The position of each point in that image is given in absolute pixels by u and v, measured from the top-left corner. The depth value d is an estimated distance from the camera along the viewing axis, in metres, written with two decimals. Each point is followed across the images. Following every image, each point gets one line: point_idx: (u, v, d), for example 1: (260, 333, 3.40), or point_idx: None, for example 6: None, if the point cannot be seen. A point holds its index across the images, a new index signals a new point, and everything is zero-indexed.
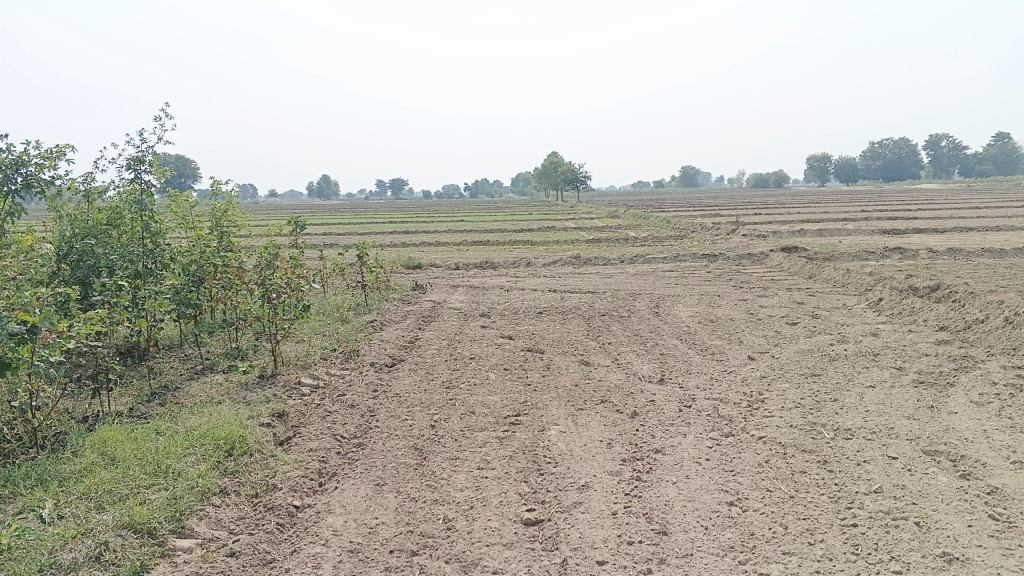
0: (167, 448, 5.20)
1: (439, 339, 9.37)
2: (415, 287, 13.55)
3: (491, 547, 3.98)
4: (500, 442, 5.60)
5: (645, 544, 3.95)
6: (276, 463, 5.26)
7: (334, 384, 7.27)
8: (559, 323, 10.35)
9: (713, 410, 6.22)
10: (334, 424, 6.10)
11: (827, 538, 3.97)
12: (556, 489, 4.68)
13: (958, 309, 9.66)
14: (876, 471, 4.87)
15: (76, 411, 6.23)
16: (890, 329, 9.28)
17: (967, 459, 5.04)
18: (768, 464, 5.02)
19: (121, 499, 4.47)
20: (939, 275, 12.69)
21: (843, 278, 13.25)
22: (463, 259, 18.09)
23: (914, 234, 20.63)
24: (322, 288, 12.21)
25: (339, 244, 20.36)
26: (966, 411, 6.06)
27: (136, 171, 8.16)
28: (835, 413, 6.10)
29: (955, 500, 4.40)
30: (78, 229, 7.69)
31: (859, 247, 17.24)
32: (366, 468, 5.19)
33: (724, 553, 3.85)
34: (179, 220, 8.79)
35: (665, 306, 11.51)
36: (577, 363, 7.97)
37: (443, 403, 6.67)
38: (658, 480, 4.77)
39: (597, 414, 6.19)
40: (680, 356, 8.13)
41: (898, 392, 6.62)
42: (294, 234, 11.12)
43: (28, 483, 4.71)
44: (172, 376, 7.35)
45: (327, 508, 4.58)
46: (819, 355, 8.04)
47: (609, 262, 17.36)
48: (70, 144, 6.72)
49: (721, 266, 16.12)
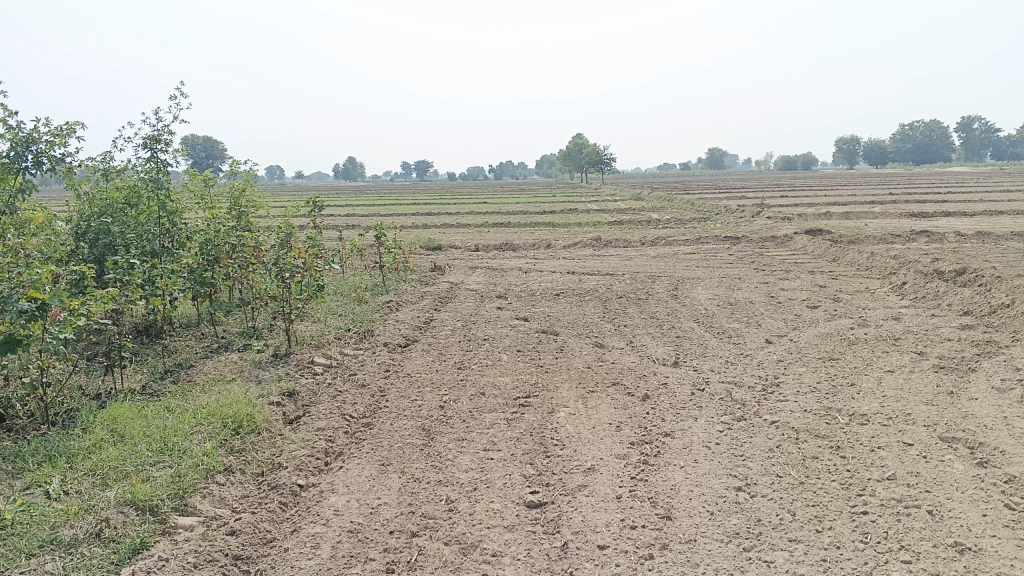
0: (175, 425, 5.20)
1: (454, 320, 9.33)
2: (434, 269, 13.52)
3: (492, 530, 3.93)
4: (508, 424, 5.54)
5: (648, 529, 3.88)
6: (283, 441, 5.25)
7: (347, 363, 7.27)
8: (576, 305, 10.28)
9: (727, 393, 6.12)
10: (343, 404, 6.08)
11: (836, 526, 3.88)
12: (561, 472, 4.63)
13: (984, 293, 9.43)
14: (890, 457, 4.76)
15: (88, 388, 6.26)
16: (913, 313, 9.11)
17: (986, 446, 4.91)
18: (778, 449, 4.92)
19: (125, 476, 4.48)
20: (967, 258, 12.44)
21: (867, 261, 13.03)
22: (484, 241, 18.02)
23: (942, 217, 20.22)
24: (340, 269, 12.18)
25: (360, 225, 20.40)
26: (987, 397, 5.91)
27: (152, 150, 8.15)
28: (851, 397, 5.99)
29: (970, 489, 4.29)
30: (96, 207, 7.72)
31: (884, 230, 16.97)
32: (372, 448, 5.17)
33: (729, 539, 3.77)
34: (197, 199, 8.76)
35: (684, 288, 11.38)
36: (592, 345, 7.89)
37: (454, 383, 6.63)
38: (666, 464, 4.69)
39: (607, 397, 6.11)
40: (696, 339, 8.01)
41: (917, 377, 6.48)
42: (313, 214, 11.11)
43: (36, 459, 4.73)
44: (187, 354, 7.37)
45: (330, 488, 4.56)
46: (839, 339, 7.90)
47: (630, 245, 17.18)
48: (81, 121, 6.72)
49: (744, 249, 15.93)
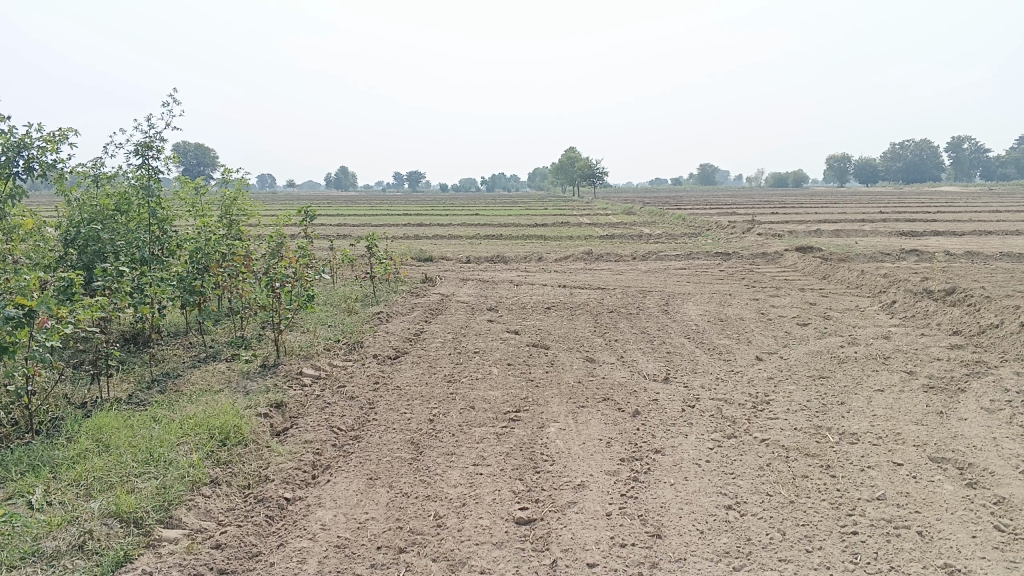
0: (161, 436, 5.15)
1: (444, 332, 9.30)
2: (425, 280, 13.49)
3: (480, 546, 3.90)
4: (498, 438, 5.51)
5: (637, 547, 3.86)
6: (270, 453, 5.20)
7: (335, 375, 7.23)
8: (567, 319, 10.27)
9: (717, 410, 6.11)
10: (331, 416, 6.04)
11: (826, 546, 3.86)
12: (551, 488, 4.60)
13: (972, 313, 9.47)
14: (879, 477, 4.75)
15: (74, 397, 6.19)
16: (902, 331, 9.14)
17: (975, 467, 4.91)
18: (768, 467, 4.91)
19: (110, 487, 4.42)
20: (955, 278, 12.50)
21: (857, 279, 13.08)
22: (475, 253, 18.01)
23: (932, 237, 20.33)
24: (331, 279, 12.13)
25: (352, 235, 20.35)
26: (977, 418, 5.92)
27: (144, 157, 8.12)
28: (841, 416, 5.99)
29: (960, 510, 4.28)
30: (86, 214, 7.58)
31: (874, 248, 17.03)
32: (360, 461, 5.13)
33: (719, 558, 3.75)
34: (188, 207, 8.73)
35: (675, 303, 11.39)
36: (582, 360, 7.87)
37: (444, 397, 6.60)
38: (656, 481, 4.67)
39: (597, 412, 6.10)
40: (686, 355, 8.00)
41: (907, 396, 6.49)
42: (304, 223, 11.07)
43: (20, 468, 4.67)
44: (174, 363, 7.32)
45: (317, 502, 4.52)
46: (828, 356, 7.91)
47: (622, 259, 17.19)
48: (75, 128, 6.68)
49: (735, 265, 15.97)
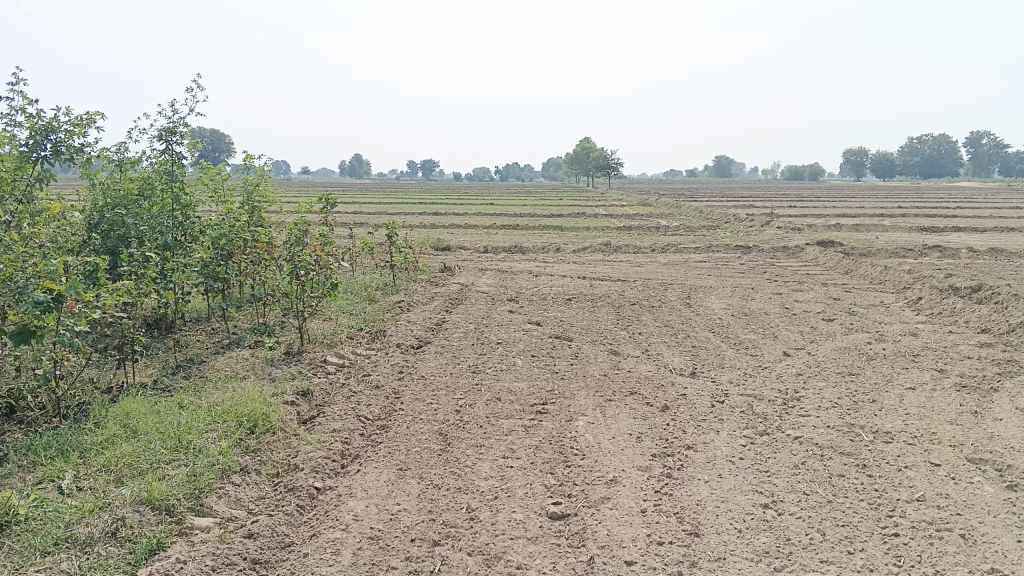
0: (189, 423, 5.11)
1: (466, 323, 9.24)
2: (444, 269, 13.44)
3: (516, 541, 3.85)
4: (526, 431, 5.46)
5: (675, 545, 3.80)
6: (298, 442, 5.16)
7: (360, 363, 7.19)
8: (589, 310, 10.19)
9: (747, 406, 6.03)
10: (358, 405, 6.00)
11: (868, 547, 3.79)
12: (583, 483, 4.54)
13: (1002, 310, 9.33)
14: (918, 478, 4.67)
15: (100, 381, 6.18)
16: (930, 329, 9.01)
17: (1015, 469, 4.82)
18: (804, 466, 4.83)
19: (140, 473, 4.40)
20: (981, 275, 12.34)
21: (880, 274, 12.93)
22: (493, 243, 17.93)
23: (954, 233, 20.09)
24: (351, 266, 12.08)
25: (369, 223, 20.30)
26: (1012, 418, 5.82)
27: (167, 143, 8.08)
28: (874, 414, 5.90)
29: (1003, 512, 4.20)
30: (110, 199, 7.56)
31: (896, 243, 16.85)
32: (389, 451, 5.09)
33: (759, 559, 3.68)
34: (210, 192, 8.71)
35: (697, 297, 11.28)
36: (606, 353, 7.81)
37: (469, 387, 6.54)
38: (690, 478, 4.60)
39: (626, 406, 6.03)
40: (713, 349, 7.92)
41: (939, 395, 6.38)
42: (324, 210, 11.03)
43: (49, 453, 4.65)
44: (198, 349, 7.29)
45: (348, 492, 4.48)
46: (856, 353, 7.81)
47: (640, 251, 17.08)
48: (101, 111, 6.66)
49: (755, 258, 15.81)
